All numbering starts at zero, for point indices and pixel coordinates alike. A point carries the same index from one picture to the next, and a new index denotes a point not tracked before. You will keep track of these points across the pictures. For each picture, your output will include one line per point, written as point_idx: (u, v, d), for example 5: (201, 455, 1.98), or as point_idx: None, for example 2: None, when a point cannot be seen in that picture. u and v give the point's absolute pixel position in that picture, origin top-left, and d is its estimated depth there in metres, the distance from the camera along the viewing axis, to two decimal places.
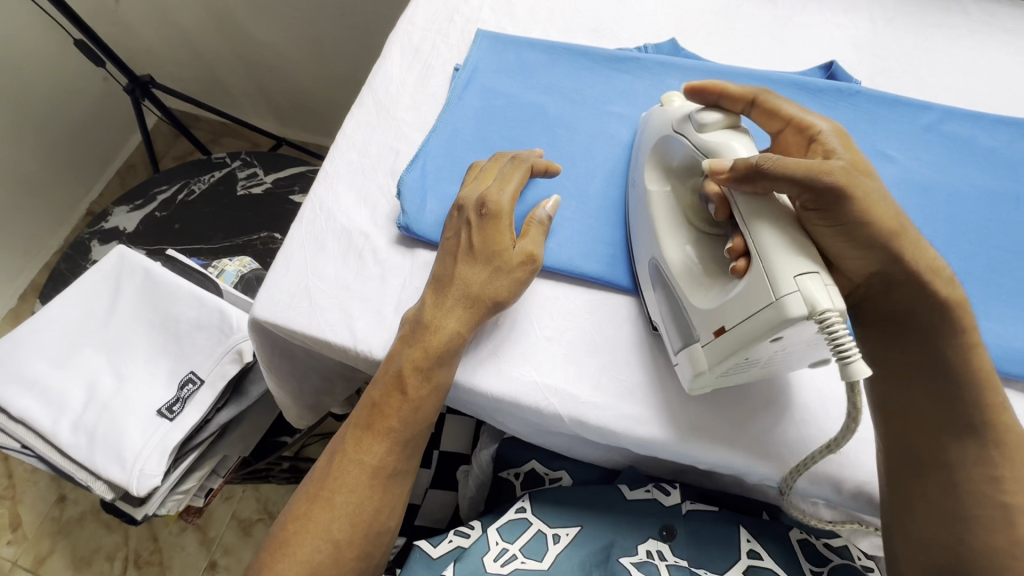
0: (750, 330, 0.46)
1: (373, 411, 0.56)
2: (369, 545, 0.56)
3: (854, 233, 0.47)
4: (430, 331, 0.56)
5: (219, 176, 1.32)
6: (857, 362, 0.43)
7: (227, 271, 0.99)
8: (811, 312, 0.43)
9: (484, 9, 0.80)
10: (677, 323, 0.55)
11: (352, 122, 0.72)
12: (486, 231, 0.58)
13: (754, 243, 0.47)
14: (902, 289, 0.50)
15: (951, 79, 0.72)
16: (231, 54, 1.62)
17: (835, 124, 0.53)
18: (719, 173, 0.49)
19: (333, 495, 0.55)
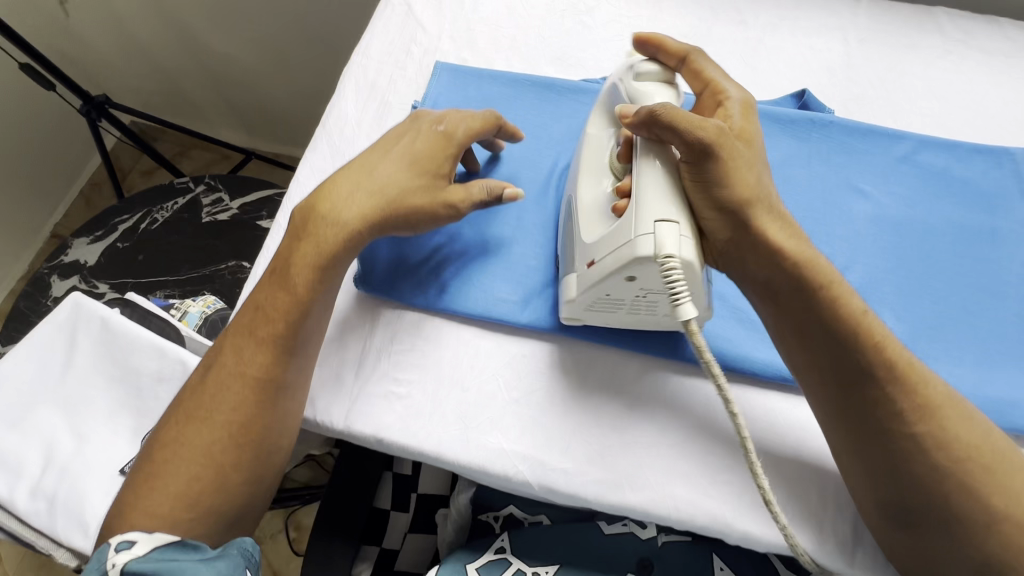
0: (608, 263, 0.49)
1: (258, 316, 0.55)
2: (257, 463, 0.54)
3: (709, 194, 0.48)
4: (315, 214, 0.56)
5: (182, 203, 1.27)
6: (685, 303, 0.45)
7: (190, 313, 0.95)
8: (656, 253, 0.46)
9: (443, 38, 0.76)
10: (569, 255, 0.56)
11: (306, 169, 0.69)
12: (432, 147, 0.58)
13: (637, 182, 0.49)
14: (750, 255, 0.50)
15: (926, 103, 0.70)
16: (192, 67, 1.55)
17: (745, 95, 0.54)
18: (626, 116, 0.51)
19: (205, 415, 0.53)
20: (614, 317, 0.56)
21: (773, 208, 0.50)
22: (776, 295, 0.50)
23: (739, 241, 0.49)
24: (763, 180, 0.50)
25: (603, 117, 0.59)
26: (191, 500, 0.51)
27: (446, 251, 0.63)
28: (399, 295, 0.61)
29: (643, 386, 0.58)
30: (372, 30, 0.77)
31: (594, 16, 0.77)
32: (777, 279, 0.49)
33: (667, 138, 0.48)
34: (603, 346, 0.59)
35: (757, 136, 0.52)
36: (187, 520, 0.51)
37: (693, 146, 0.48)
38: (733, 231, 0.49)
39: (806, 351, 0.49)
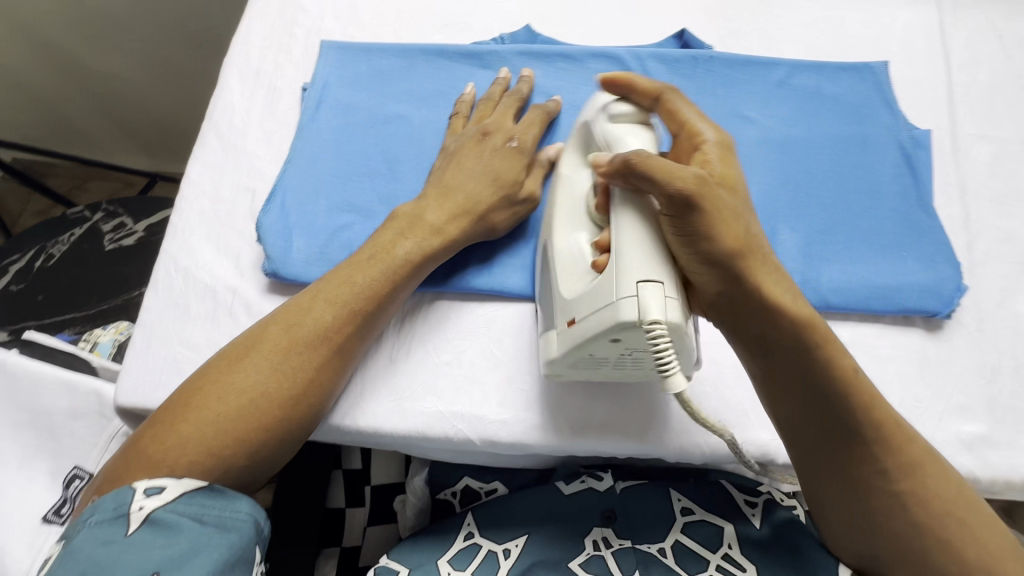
0: (588, 326, 0.47)
1: (342, 280, 0.54)
2: (311, 423, 0.52)
3: (697, 248, 0.45)
4: (414, 220, 0.57)
5: (81, 233, 1.18)
6: (676, 375, 0.44)
7: (101, 343, 0.88)
8: (640, 319, 0.43)
9: (326, 18, 0.74)
10: (546, 309, 0.55)
11: (196, 165, 0.65)
12: (508, 160, 0.60)
13: (617, 240, 0.47)
14: (745, 311, 0.48)
15: (795, 31, 0.74)
16: (71, 92, 1.39)
17: (723, 138, 0.51)
18: (600, 164, 0.49)
19: (287, 371, 0.50)
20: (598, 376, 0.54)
21: (769, 258, 0.48)
22: (767, 344, 0.49)
23: (733, 294, 0.47)
24: (751, 231, 0.48)
25: (575, 155, 0.59)
26: (251, 445, 0.48)
27: (359, 226, 0.61)
28: (309, 275, 0.59)
29: None
30: (249, 17, 0.74)
31: None
32: (772, 333, 0.48)
33: (645, 188, 0.46)
34: (524, 295, 0.60)
35: (740, 185, 0.49)
36: (238, 468, 0.47)
37: (671, 198, 0.45)
38: (725, 284, 0.47)
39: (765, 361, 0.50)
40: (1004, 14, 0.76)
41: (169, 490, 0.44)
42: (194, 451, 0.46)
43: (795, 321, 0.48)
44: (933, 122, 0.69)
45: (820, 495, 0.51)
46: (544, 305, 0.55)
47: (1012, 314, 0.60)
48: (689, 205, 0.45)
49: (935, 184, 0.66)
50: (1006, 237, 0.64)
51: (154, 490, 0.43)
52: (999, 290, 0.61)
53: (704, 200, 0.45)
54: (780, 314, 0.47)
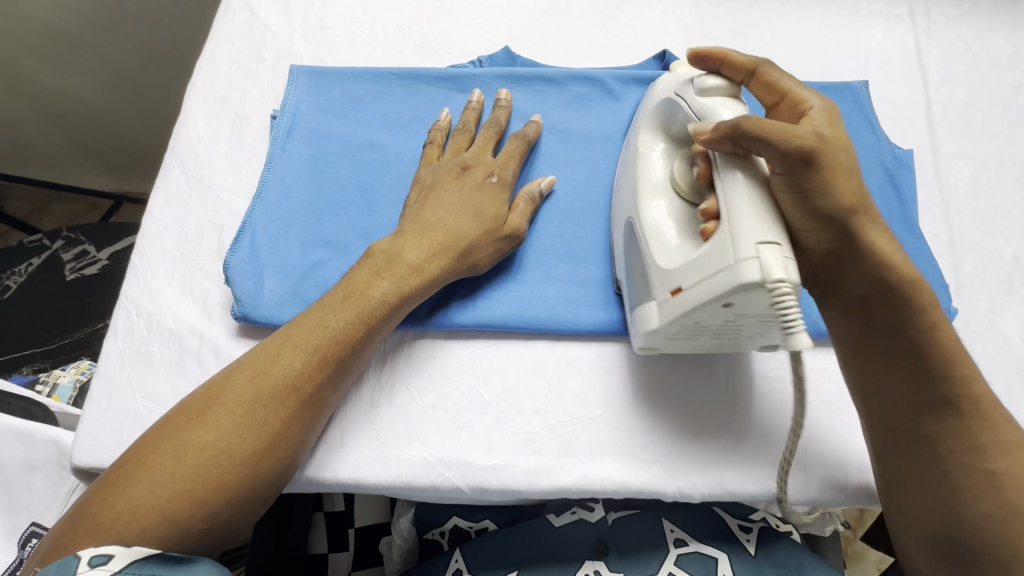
0: (704, 292, 0.45)
1: (313, 324, 0.51)
2: (278, 480, 0.48)
3: (811, 206, 0.45)
4: (391, 258, 0.54)
5: (39, 263, 1.12)
6: (800, 332, 0.43)
7: (60, 385, 0.83)
8: (764, 280, 0.42)
9: (296, 41, 0.71)
10: (638, 280, 0.52)
11: (158, 200, 0.61)
12: (490, 196, 0.58)
13: (727, 204, 0.45)
14: (853, 271, 0.47)
15: (774, 50, 0.74)
16: (24, 111, 1.32)
17: (827, 102, 0.50)
18: (702, 133, 0.48)
19: (253, 425, 0.46)
20: (692, 348, 0.52)
21: (878, 220, 0.47)
22: (870, 312, 0.47)
23: (841, 254, 0.46)
24: (863, 190, 0.47)
25: (652, 134, 0.58)
26: (211, 507, 0.44)
27: (336, 263, 0.58)
28: (283, 317, 0.55)
29: (554, 365, 0.57)
30: (214, 40, 0.71)
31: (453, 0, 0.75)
32: (876, 297, 0.46)
33: (756, 150, 0.45)
34: (511, 331, 0.57)
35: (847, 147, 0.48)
36: (196, 532, 0.43)
37: (792, 157, 0.44)
38: (834, 244, 0.46)
39: (862, 329, 0.48)
40: (976, 32, 0.76)
41: (118, 559, 0.39)
42: (146, 514, 0.42)
43: (903, 283, 0.45)
44: (914, 141, 0.69)
45: (897, 476, 0.47)
46: (634, 275, 0.53)
47: (999, 335, 0.60)
48: (805, 165, 0.44)
49: (919, 204, 0.66)
50: (990, 257, 0.64)
51: (100, 558, 0.39)
52: (987, 311, 0.61)
53: (820, 157, 0.44)
54: (890, 277, 0.45)
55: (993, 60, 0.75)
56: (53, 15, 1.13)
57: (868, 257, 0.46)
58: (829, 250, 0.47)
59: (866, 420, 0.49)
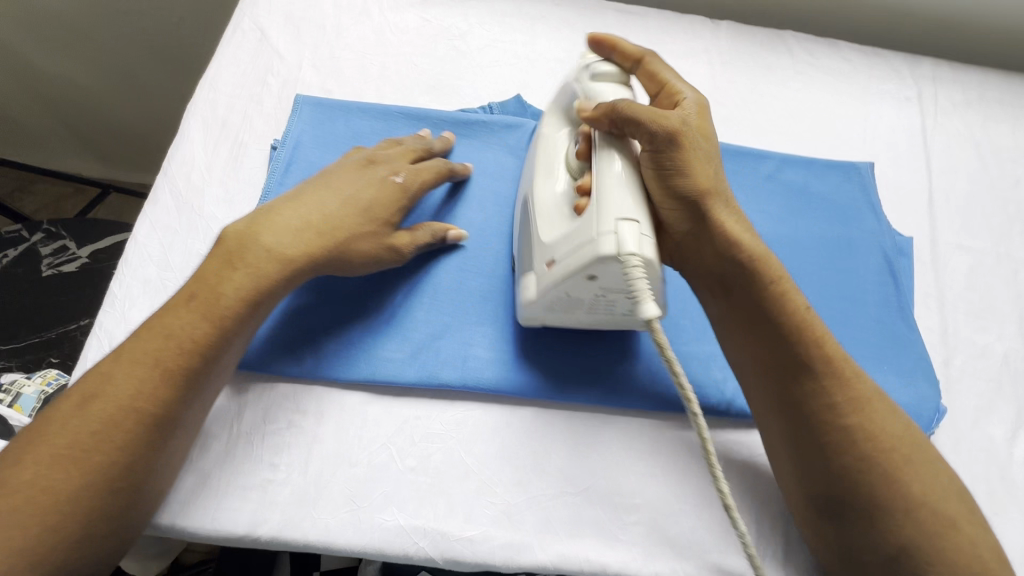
0: (569, 264, 0.47)
1: (158, 340, 0.47)
2: (128, 510, 0.44)
3: (670, 184, 0.50)
4: (246, 245, 0.51)
5: (14, 255, 1.08)
6: (648, 300, 0.42)
7: (23, 395, 0.78)
8: (618, 253, 0.44)
9: (305, 68, 0.70)
10: (526, 252, 0.55)
11: (145, 226, 0.59)
12: (383, 199, 0.57)
13: (597, 181, 0.48)
14: (708, 247, 0.52)
15: (784, 121, 0.74)
16: (17, 91, 1.28)
17: (699, 98, 0.55)
18: (584, 110, 0.53)
19: (79, 456, 0.42)
20: (579, 319, 0.54)
21: (728, 201, 0.53)
22: (726, 285, 0.53)
23: (695, 231, 0.52)
24: (719, 177, 0.53)
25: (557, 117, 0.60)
26: (44, 551, 0.40)
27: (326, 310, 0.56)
28: (265, 364, 0.54)
29: (541, 434, 0.55)
30: (220, 58, 0.69)
31: (469, 41, 0.75)
32: (728, 273, 0.53)
33: (629, 132, 0.49)
34: (500, 396, 0.56)
35: (712, 135, 0.53)
36: None
37: (657, 136, 0.49)
38: (693, 225, 0.52)
39: (723, 305, 0.54)
40: (981, 121, 0.78)
41: None
42: None
43: (751, 255, 0.52)
44: (914, 227, 0.70)
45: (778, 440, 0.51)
46: (523, 250, 0.56)
47: (986, 436, 0.60)
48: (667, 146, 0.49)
49: (915, 294, 0.66)
50: (980, 353, 0.64)
51: None
52: (974, 409, 0.61)
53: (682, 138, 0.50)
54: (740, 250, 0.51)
55: (996, 151, 0.76)
56: (57, 3, 1.11)
57: (721, 235, 0.52)
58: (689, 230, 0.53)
59: (751, 390, 0.53)
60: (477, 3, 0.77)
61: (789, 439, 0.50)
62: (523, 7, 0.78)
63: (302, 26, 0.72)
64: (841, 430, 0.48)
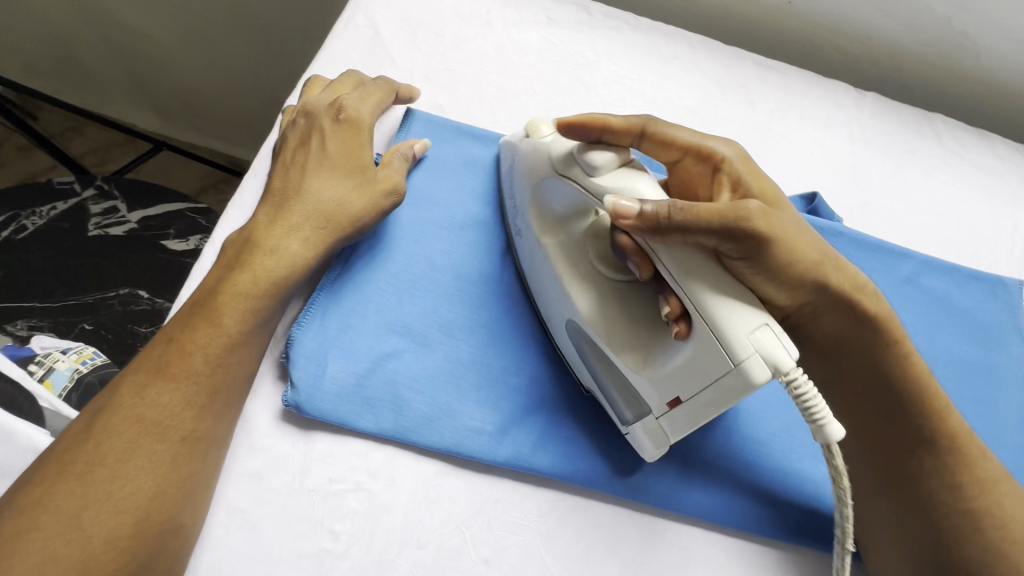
0: (705, 399, 0.41)
1: (168, 347, 0.42)
2: (141, 546, 0.38)
3: (779, 276, 0.43)
4: (247, 245, 0.48)
5: (64, 209, 1.04)
6: (830, 422, 0.39)
7: (56, 370, 0.74)
8: (774, 372, 0.37)
9: (417, 77, 0.64)
10: (624, 390, 0.48)
11: (225, 230, 0.54)
12: (345, 137, 0.53)
13: (698, 313, 0.39)
14: (827, 315, 0.48)
15: (926, 218, 0.67)
16: (89, 34, 1.24)
17: (735, 147, 0.47)
18: (626, 218, 0.41)
19: (79, 475, 0.37)
20: (687, 421, 0.48)
21: (838, 261, 0.46)
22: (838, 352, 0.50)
23: (818, 301, 0.47)
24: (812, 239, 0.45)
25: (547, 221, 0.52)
26: None
27: (408, 357, 0.51)
28: (340, 415, 0.47)
29: (631, 543, 0.49)
30: (328, 52, 0.63)
31: (594, 73, 0.68)
32: (850, 336, 0.48)
33: (697, 241, 0.41)
34: (591, 490, 0.50)
35: (775, 192, 0.46)
36: None
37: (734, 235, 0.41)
38: (808, 293, 0.46)
39: (855, 409, 0.51)
40: None
41: None
42: None
43: (875, 320, 0.47)
44: None
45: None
46: (608, 384, 0.49)
47: None
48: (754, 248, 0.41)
49: None
50: None
51: None
52: None
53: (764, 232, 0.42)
54: (868, 321, 0.47)
55: None
56: None
57: (840, 299, 0.46)
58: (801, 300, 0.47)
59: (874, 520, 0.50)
60: (608, 32, 0.71)
61: (880, 478, 0.49)
62: (656, 44, 0.71)
63: (418, 30, 0.66)
64: (925, 454, 0.47)
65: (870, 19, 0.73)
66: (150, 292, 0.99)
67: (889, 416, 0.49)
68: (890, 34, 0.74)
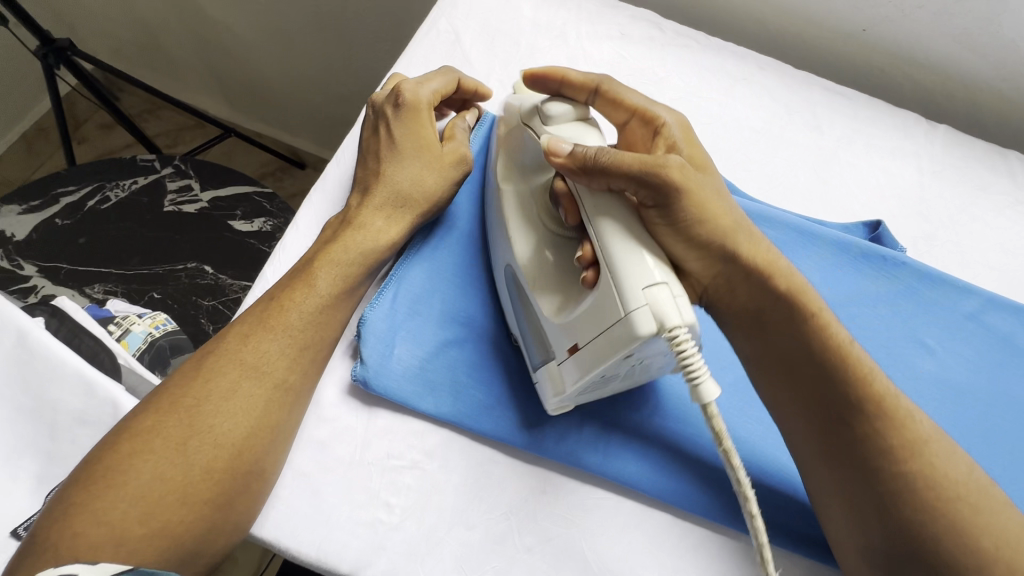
0: (598, 347, 0.42)
1: (271, 305, 0.48)
2: (233, 478, 0.43)
3: (686, 234, 0.46)
4: (345, 225, 0.53)
5: (143, 184, 1.11)
6: (705, 382, 0.39)
7: (132, 332, 0.79)
8: (660, 328, 0.39)
9: (492, 82, 0.67)
10: (537, 333, 0.50)
11: (307, 215, 0.59)
12: (411, 119, 0.55)
13: (606, 256, 0.43)
14: (742, 285, 0.48)
15: (994, 256, 0.66)
16: (177, 24, 1.33)
17: (679, 117, 0.51)
18: (555, 155, 0.47)
19: (190, 407, 0.43)
20: (608, 390, 0.49)
21: (752, 232, 0.49)
22: (765, 331, 0.48)
23: (729, 273, 0.48)
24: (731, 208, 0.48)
25: (512, 170, 0.55)
26: (153, 504, 0.40)
27: (468, 348, 0.53)
28: (403, 394, 0.50)
29: (671, 548, 0.50)
30: (411, 53, 0.67)
31: (663, 89, 0.70)
32: (770, 309, 0.48)
33: (615, 182, 0.45)
34: (633, 492, 0.51)
35: (708, 161, 0.50)
36: (135, 536, 0.39)
37: (647, 182, 0.44)
38: (716, 262, 0.48)
39: (780, 385, 0.48)
40: None
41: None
42: (88, 516, 0.38)
43: (788, 292, 0.47)
44: None
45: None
46: (530, 333, 0.51)
47: None
48: (668, 198, 0.45)
49: None
50: None
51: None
52: None
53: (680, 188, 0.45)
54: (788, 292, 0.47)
55: None
56: None
57: (756, 273, 0.48)
58: (713, 269, 0.48)
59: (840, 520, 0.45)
60: (678, 49, 0.72)
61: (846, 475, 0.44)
62: (725, 63, 0.72)
63: (496, 38, 0.69)
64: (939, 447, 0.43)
65: (947, 51, 0.72)
66: (215, 268, 1.04)
67: (806, 373, 0.46)
68: (966, 67, 0.73)
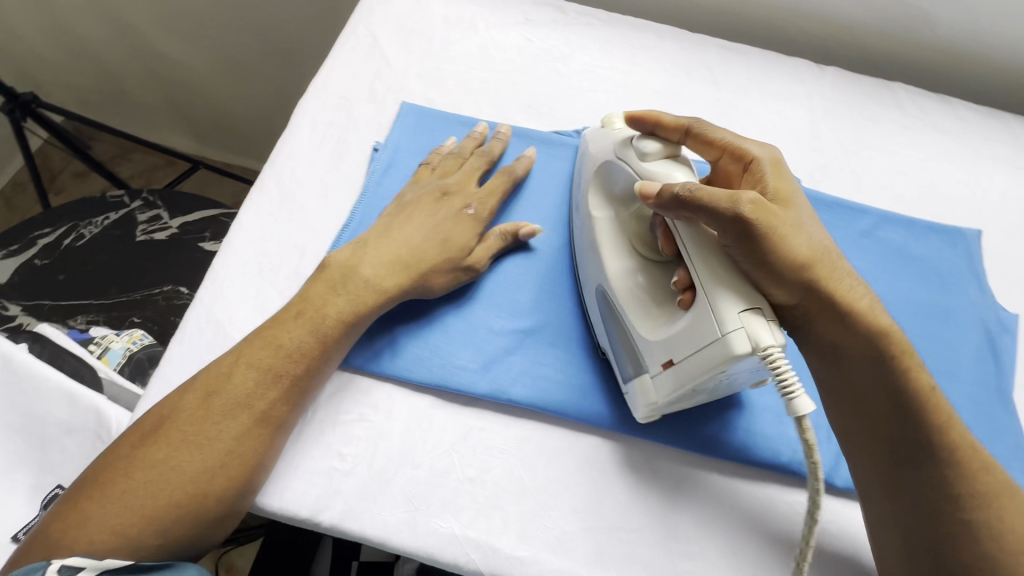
0: (692, 366, 0.46)
1: (271, 349, 0.51)
2: (239, 501, 0.48)
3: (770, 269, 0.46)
4: (347, 274, 0.55)
5: (115, 219, 1.16)
6: (800, 397, 0.42)
7: (111, 349, 0.84)
8: (754, 348, 0.42)
9: (410, 76, 0.73)
10: (627, 349, 0.53)
11: (250, 211, 0.63)
12: (461, 228, 0.60)
13: (700, 284, 0.46)
14: (823, 318, 0.48)
15: (886, 178, 0.72)
16: (135, 67, 1.39)
17: (772, 153, 0.52)
18: (648, 195, 0.49)
19: (201, 442, 0.47)
20: (696, 401, 0.53)
21: (843, 269, 0.48)
22: (840, 358, 0.49)
23: (815, 304, 0.48)
24: (816, 239, 0.48)
25: (600, 199, 0.59)
26: (167, 524, 0.45)
27: (414, 319, 0.59)
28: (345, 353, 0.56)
29: (602, 465, 0.55)
30: (334, 59, 0.73)
31: (569, 64, 0.76)
32: (847, 342, 0.48)
33: (699, 218, 0.47)
34: (562, 420, 0.56)
35: (796, 195, 0.50)
36: (151, 547, 0.45)
37: (726, 217, 0.46)
38: (801, 295, 0.47)
39: (846, 405, 0.50)
40: None
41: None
42: (106, 531, 0.44)
43: (873, 326, 0.47)
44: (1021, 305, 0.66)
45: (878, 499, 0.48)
46: (620, 349, 0.54)
47: None
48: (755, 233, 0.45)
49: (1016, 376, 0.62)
50: None
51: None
52: None
53: (761, 225, 0.45)
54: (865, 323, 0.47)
55: None
56: None
57: (837, 302, 0.47)
58: (797, 299, 0.48)
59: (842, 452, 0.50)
60: (581, 28, 0.79)
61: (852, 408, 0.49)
62: (624, 35, 0.79)
63: (411, 36, 0.76)
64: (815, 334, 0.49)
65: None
66: (190, 288, 1.10)
67: (891, 389, 0.47)
68: (846, 13, 0.79)
